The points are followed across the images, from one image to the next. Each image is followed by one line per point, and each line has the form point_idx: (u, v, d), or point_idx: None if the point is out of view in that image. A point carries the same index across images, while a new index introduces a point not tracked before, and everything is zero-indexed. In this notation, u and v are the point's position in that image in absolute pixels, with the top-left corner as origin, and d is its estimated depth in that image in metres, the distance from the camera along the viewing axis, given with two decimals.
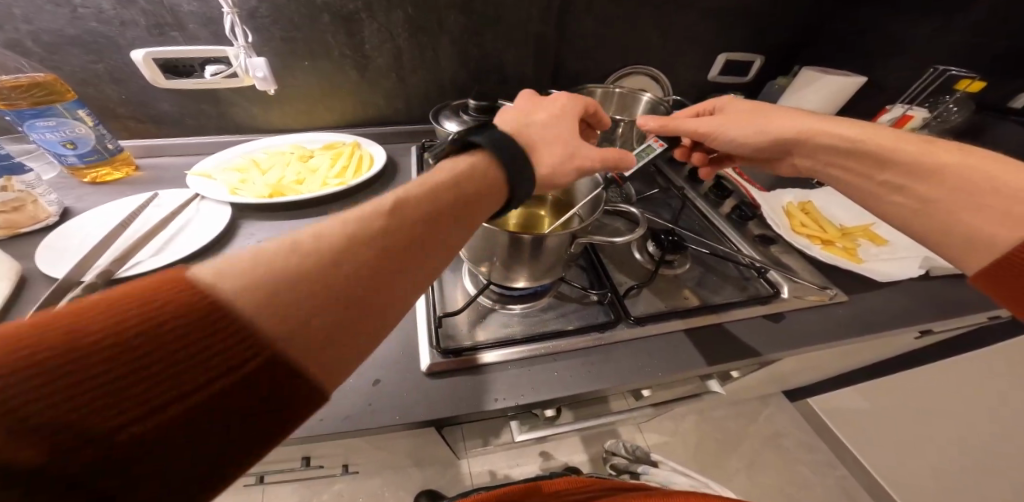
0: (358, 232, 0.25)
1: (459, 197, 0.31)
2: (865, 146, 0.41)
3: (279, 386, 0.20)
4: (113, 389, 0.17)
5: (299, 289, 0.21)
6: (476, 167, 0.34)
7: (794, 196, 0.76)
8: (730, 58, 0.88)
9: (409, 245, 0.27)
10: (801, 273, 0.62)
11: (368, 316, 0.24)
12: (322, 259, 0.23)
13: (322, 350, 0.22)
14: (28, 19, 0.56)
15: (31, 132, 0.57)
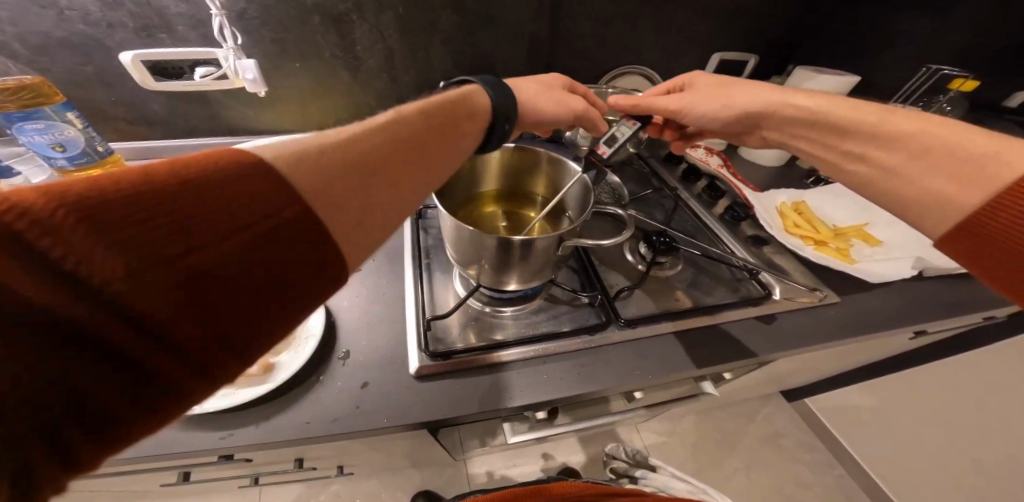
0: (378, 131, 0.27)
1: (456, 120, 0.34)
2: (826, 118, 0.41)
3: (318, 250, 0.21)
4: (166, 238, 0.16)
5: (333, 165, 0.23)
6: (466, 99, 0.37)
7: (787, 196, 0.76)
8: (724, 57, 0.86)
9: (424, 155, 0.29)
10: (794, 274, 0.61)
11: (391, 208, 0.26)
12: (351, 146, 0.24)
13: (357, 221, 0.23)
14: (14, 22, 0.56)
15: (20, 135, 0.57)
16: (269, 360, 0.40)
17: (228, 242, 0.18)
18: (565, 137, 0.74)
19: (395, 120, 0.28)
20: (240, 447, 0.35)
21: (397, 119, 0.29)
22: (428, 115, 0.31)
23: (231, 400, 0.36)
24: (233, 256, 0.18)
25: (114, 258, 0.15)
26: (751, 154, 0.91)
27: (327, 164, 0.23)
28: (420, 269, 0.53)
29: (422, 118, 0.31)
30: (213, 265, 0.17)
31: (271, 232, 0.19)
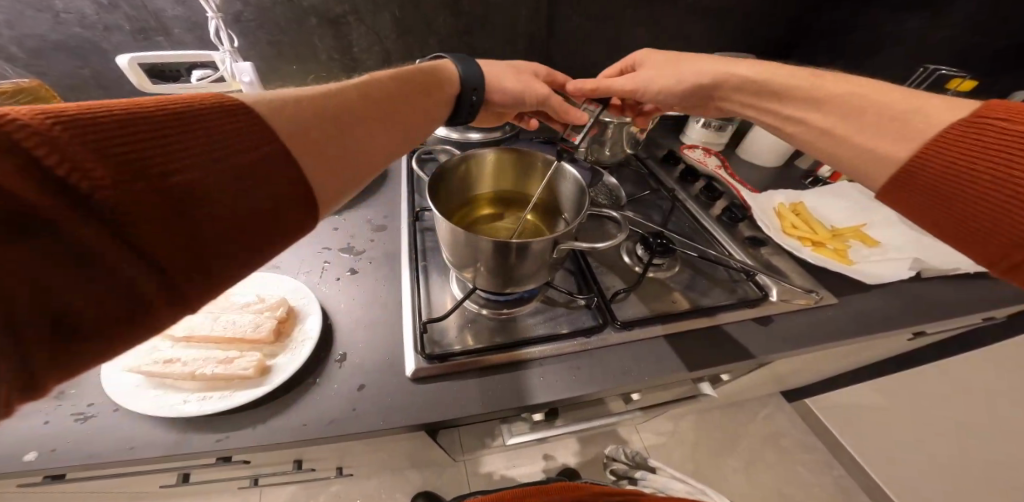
0: (343, 93, 0.30)
1: (419, 90, 0.38)
2: (771, 81, 0.41)
3: (290, 184, 0.24)
4: (153, 159, 0.19)
5: (303, 117, 0.26)
6: (429, 75, 0.41)
7: (784, 197, 0.76)
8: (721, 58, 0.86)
9: (391, 122, 0.33)
10: (791, 275, 0.61)
11: (359, 167, 0.29)
12: (317, 103, 0.27)
13: (326, 164, 0.26)
14: (10, 25, 0.56)
15: None
16: (266, 363, 0.39)
17: (211, 175, 0.20)
18: (563, 138, 0.74)
19: (361, 90, 0.32)
20: (237, 449, 0.35)
21: (363, 89, 0.32)
22: (395, 88, 0.35)
23: (228, 403, 0.36)
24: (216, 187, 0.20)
25: (108, 166, 0.17)
26: (748, 155, 0.91)
27: (300, 120, 0.26)
28: (416, 271, 0.53)
29: (387, 91, 0.34)
30: (199, 193, 0.20)
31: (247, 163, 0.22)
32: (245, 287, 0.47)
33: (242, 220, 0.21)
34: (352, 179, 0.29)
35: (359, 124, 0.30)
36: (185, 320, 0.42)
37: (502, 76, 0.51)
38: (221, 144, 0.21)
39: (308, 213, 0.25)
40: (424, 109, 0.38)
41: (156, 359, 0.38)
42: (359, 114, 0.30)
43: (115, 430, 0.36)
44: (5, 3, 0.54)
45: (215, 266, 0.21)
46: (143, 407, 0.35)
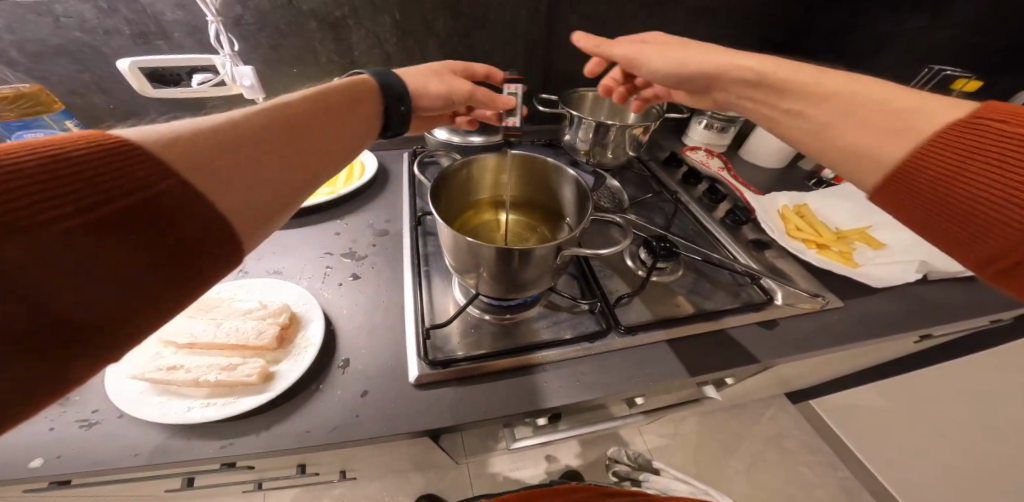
0: (263, 122, 0.29)
1: (354, 112, 0.37)
2: (770, 76, 0.39)
3: (200, 221, 0.23)
4: (36, 206, 0.18)
5: (212, 153, 0.25)
6: (363, 91, 0.39)
7: (788, 199, 0.75)
8: None
9: (327, 138, 0.33)
10: (796, 277, 0.61)
11: (281, 196, 0.29)
12: (232, 136, 0.27)
13: (243, 199, 0.26)
14: (11, 30, 0.56)
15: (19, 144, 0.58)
16: (269, 369, 0.39)
17: (136, 211, 0.21)
18: (565, 141, 0.74)
19: (291, 108, 0.32)
20: (240, 457, 0.35)
21: (293, 107, 0.32)
22: (331, 102, 0.35)
23: (233, 410, 0.36)
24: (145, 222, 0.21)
25: None
26: (752, 156, 0.90)
27: (224, 146, 0.26)
28: (418, 277, 0.53)
29: (320, 106, 0.34)
30: (126, 230, 0.20)
31: (145, 204, 0.21)
32: (247, 292, 0.47)
33: (177, 249, 0.22)
34: (291, 196, 0.30)
35: (290, 142, 0.30)
36: (188, 326, 0.42)
37: (420, 74, 0.47)
38: (142, 179, 0.21)
39: (248, 234, 0.26)
40: (365, 120, 0.38)
41: (160, 367, 0.38)
42: (289, 133, 0.30)
43: (120, 437, 0.35)
44: (6, 7, 0.54)
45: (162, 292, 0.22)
46: (148, 413, 0.35)
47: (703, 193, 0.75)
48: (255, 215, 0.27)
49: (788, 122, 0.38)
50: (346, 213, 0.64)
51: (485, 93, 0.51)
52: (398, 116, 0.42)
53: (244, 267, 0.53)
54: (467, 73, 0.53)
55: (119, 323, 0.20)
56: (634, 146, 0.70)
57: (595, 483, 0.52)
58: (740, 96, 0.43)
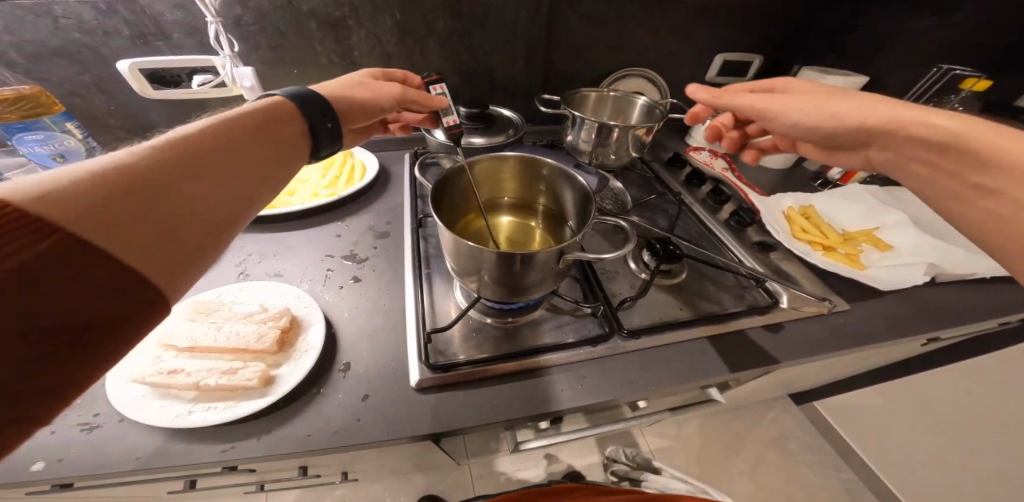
0: (175, 156, 0.26)
1: (280, 133, 0.34)
2: (946, 138, 0.33)
3: (121, 277, 0.21)
4: None
5: (119, 202, 0.22)
6: (282, 107, 0.35)
7: (794, 200, 0.74)
8: (728, 57, 0.87)
9: (282, 139, 0.34)
10: (802, 280, 0.60)
11: (213, 235, 0.26)
12: (141, 177, 0.23)
13: (169, 246, 0.24)
14: (10, 31, 0.55)
15: (20, 146, 0.57)
16: (270, 373, 0.38)
17: (108, 221, 0.21)
18: (568, 141, 0.73)
19: (239, 113, 0.32)
20: (241, 462, 0.34)
21: (240, 112, 0.32)
22: (277, 106, 0.35)
23: (233, 414, 0.35)
24: (120, 230, 0.22)
25: None
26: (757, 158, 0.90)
27: (159, 176, 0.24)
28: (420, 280, 0.53)
29: (255, 123, 0.32)
30: (103, 238, 0.21)
31: (45, 268, 0.19)
32: (249, 295, 0.46)
33: (157, 253, 0.23)
34: (259, 194, 0.30)
35: (249, 146, 0.30)
36: (188, 330, 0.41)
37: (344, 86, 0.43)
38: (103, 192, 0.22)
39: (223, 234, 0.27)
40: (293, 141, 0.35)
41: (161, 370, 0.37)
42: (246, 137, 0.31)
43: (120, 440, 0.35)
44: (5, 8, 0.53)
45: (154, 292, 0.23)
46: (148, 417, 0.34)
47: (707, 194, 0.74)
48: (226, 215, 0.27)
49: (981, 202, 0.31)
50: (347, 215, 0.63)
51: (416, 93, 0.48)
52: (324, 134, 0.37)
53: (244, 269, 0.52)
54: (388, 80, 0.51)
55: (119, 325, 0.21)
56: (638, 146, 0.70)
57: (597, 485, 0.51)
58: (910, 159, 0.36)
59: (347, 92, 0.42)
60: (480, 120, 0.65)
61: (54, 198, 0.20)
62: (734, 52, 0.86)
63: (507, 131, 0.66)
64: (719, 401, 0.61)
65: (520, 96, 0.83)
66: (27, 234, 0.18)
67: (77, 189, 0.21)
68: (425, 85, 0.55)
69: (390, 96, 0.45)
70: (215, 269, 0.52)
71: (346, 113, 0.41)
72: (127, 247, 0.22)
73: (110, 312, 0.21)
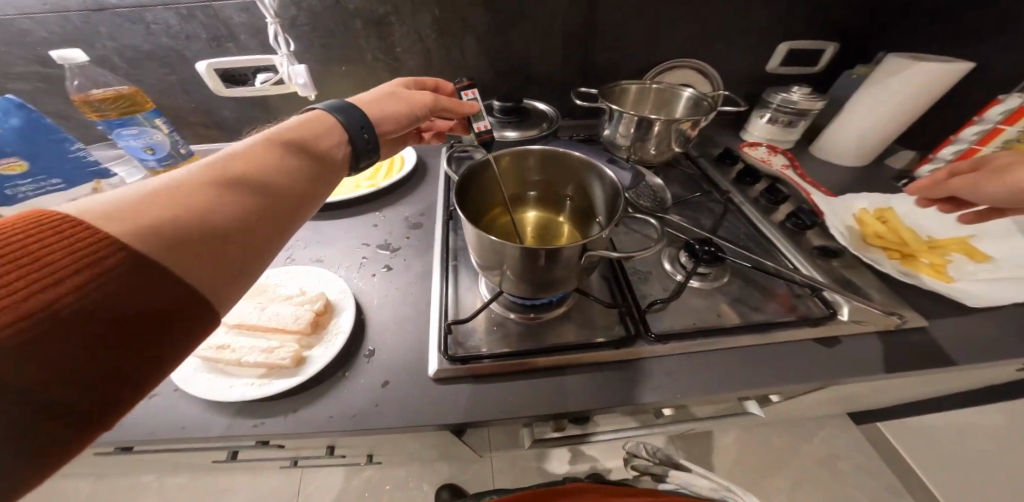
0: (226, 173, 0.26)
1: (324, 143, 0.32)
2: None
3: (169, 295, 0.21)
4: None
5: (172, 220, 0.22)
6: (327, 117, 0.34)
7: (868, 202, 0.65)
8: (793, 46, 0.79)
9: (330, 150, 0.33)
10: (867, 289, 0.52)
11: (255, 254, 0.26)
12: (192, 196, 0.23)
13: (214, 263, 0.23)
14: (113, 37, 0.64)
15: (119, 140, 0.65)
16: (301, 354, 0.41)
17: (164, 233, 0.21)
18: (605, 136, 0.70)
19: (288, 126, 0.31)
20: (271, 436, 0.36)
21: (289, 125, 0.32)
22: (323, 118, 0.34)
23: (267, 391, 0.38)
24: (172, 241, 0.21)
25: None
26: (831, 155, 0.81)
27: (208, 193, 0.24)
28: (446, 273, 0.53)
29: (301, 136, 0.31)
30: (158, 249, 0.21)
31: (100, 287, 0.19)
32: (291, 279, 0.49)
33: (208, 264, 0.23)
34: (306, 205, 0.30)
35: (298, 157, 0.30)
36: (238, 309, 0.45)
37: (377, 98, 0.39)
38: (156, 211, 0.22)
39: (268, 245, 0.27)
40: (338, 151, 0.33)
41: (211, 345, 0.41)
42: (293, 149, 0.30)
43: (172, 410, 0.38)
44: (109, 18, 0.62)
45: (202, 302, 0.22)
46: (198, 387, 0.38)
47: (760, 193, 0.68)
48: (272, 225, 0.27)
49: None
50: (383, 206, 0.66)
51: (449, 100, 0.44)
52: (363, 145, 0.35)
53: (291, 254, 0.56)
54: (421, 88, 0.48)
55: (170, 333, 0.21)
56: (682, 140, 0.65)
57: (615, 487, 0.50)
58: None
59: (382, 104, 0.38)
60: (515, 114, 0.64)
61: (116, 213, 0.21)
62: (797, 37, 0.78)
63: (541, 124, 0.65)
64: (759, 417, 0.55)
65: (557, 90, 0.81)
66: (94, 244, 0.19)
67: (136, 204, 0.22)
68: (457, 90, 0.51)
69: (422, 106, 0.41)
70: None
71: (380, 125, 0.37)
72: (178, 257, 0.21)
73: (161, 320, 0.20)
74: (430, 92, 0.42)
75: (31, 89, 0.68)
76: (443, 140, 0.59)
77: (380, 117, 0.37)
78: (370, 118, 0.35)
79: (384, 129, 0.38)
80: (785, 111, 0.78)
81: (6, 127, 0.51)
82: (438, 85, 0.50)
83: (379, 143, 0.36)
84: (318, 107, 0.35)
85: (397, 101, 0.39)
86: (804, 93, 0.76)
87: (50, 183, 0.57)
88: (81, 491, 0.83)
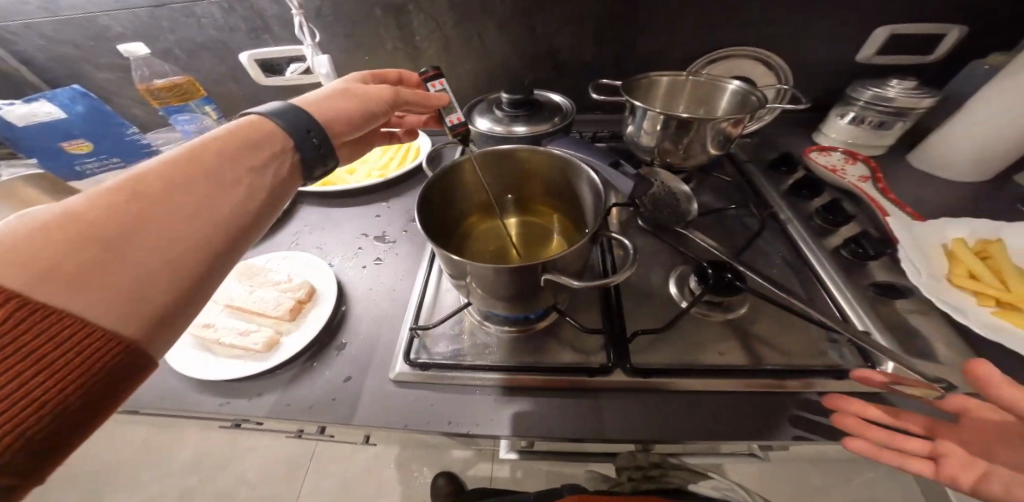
0: (150, 193, 0.23)
1: (262, 150, 0.30)
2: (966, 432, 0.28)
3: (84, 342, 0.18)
4: None
5: (79, 258, 0.19)
6: (259, 123, 0.31)
7: (969, 231, 0.50)
8: (895, 30, 0.64)
9: (273, 160, 0.30)
10: (932, 342, 0.41)
11: (197, 282, 0.23)
12: (107, 224, 0.21)
13: (142, 297, 0.21)
14: (171, 30, 0.71)
15: (177, 125, 0.73)
16: (275, 339, 0.42)
17: (75, 271, 0.19)
18: (628, 134, 0.63)
19: (221, 133, 0.29)
20: (236, 416, 0.38)
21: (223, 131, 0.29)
22: (257, 125, 0.31)
23: (241, 372, 0.39)
24: (86, 281, 0.19)
25: None
26: (936, 167, 0.65)
27: (129, 219, 0.21)
28: (431, 272, 0.51)
29: (238, 145, 0.29)
30: (59, 294, 0.18)
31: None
32: (282, 265, 0.51)
33: (133, 300, 0.20)
34: (253, 220, 0.28)
35: (240, 168, 0.28)
36: (231, 290, 0.47)
37: (329, 95, 0.38)
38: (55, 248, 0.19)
39: (211, 267, 0.24)
40: (279, 160, 0.31)
41: (199, 322, 0.43)
42: (233, 158, 0.28)
43: (155, 377, 0.41)
44: (168, 12, 0.68)
45: (141, 337, 0.20)
46: (181, 361, 0.40)
47: (816, 210, 0.56)
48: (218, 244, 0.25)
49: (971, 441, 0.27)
50: (392, 196, 0.66)
51: (412, 92, 0.42)
52: (310, 151, 0.33)
53: (296, 239, 0.58)
54: (381, 82, 0.47)
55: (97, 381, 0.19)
56: (718, 141, 0.56)
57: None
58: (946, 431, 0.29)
59: (332, 101, 0.37)
60: (524, 107, 0.60)
61: (9, 254, 0.18)
62: (892, 17, 0.62)
63: (553, 118, 0.60)
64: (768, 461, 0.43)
65: (586, 81, 0.74)
66: None
67: (34, 237, 0.19)
68: (424, 81, 0.47)
69: (380, 100, 0.40)
70: (278, 236, 0.59)
71: (330, 126, 0.36)
72: (95, 296, 0.19)
73: (77, 369, 0.18)
74: (393, 86, 0.41)
75: (114, 77, 0.78)
76: (416, 137, 0.56)
77: (336, 115, 0.36)
78: (314, 119, 0.34)
79: (336, 130, 0.37)
80: (875, 109, 0.63)
81: (73, 114, 0.61)
82: (400, 75, 0.49)
83: (332, 147, 0.34)
84: (252, 110, 0.33)
85: (355, 100, 0.38)
86: (905, 88, 0.60)
87: (111, 161, 0.69)
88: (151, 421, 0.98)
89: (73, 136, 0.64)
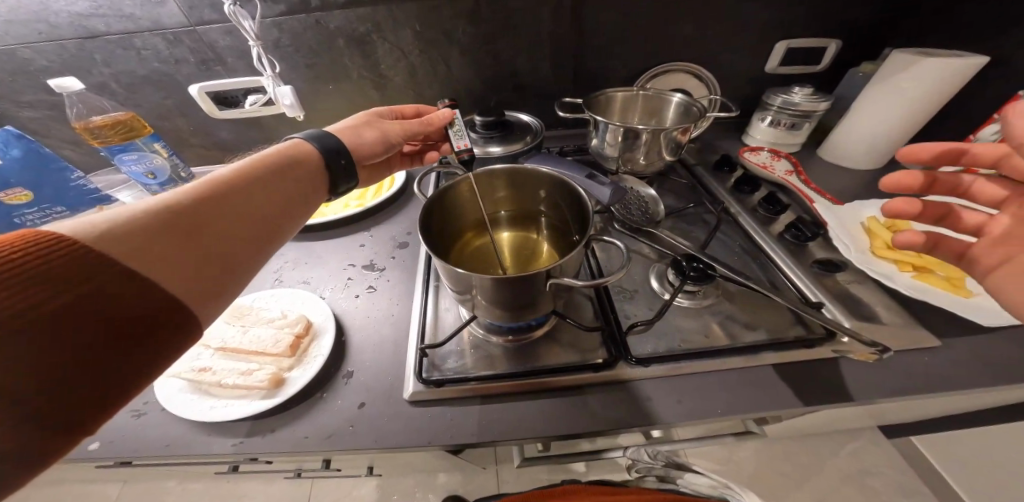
0: (206, 201, 0.31)
1: (292, 170, 0.38)
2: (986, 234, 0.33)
3: (156, 303, 0.25)
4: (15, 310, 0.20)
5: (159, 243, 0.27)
6: (296, 147, 0.40)
7: (878, 210, 0.60)
8: (792, 45, 0.75)
9: (297, 180, 0.38)
10: (868, 304, 0.49)
11: (230, 273, 0.30)
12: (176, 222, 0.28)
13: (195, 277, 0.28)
14: (107, 63, 0.66)
15: (122, 166, 0.66)
16: (280, 375, 0.40)
17: (152, 252, 0.26)
18: (593, 147, 0.68)
19: (259, 159, 0.37)
20: (250, 456, 0.36)
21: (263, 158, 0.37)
22: (293, 149, 0.40)
23: (244, 412, 0.37)
24: (162, 260, 0.26)
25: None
26: (842, 159, 0.77)
27: (188, 219, 0.29)
28: (428, 292, 0.51)
29: (270, 166, 0.37)
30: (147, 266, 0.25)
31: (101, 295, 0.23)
32: (276, 301, 0.49)
33: (189, 280, 0.27)
34: (275, 230, 0.35)
35: (265, 185, 0.35)
36: (221, 332, 0.45)
37: (355, 125, 0.47)
38: (141, 236, 0.26)
39: (241, 264, 0.31)
40: (307, 179, 0.39)
41: (193, 367, 0.41)
42: (266, 177, 0.36)
43: (148, 429, 0.38)
44: (101, 45, 0.63)
45: (189, 306, 0.26)
46: (181, 409, 0.38)
47: (759, 202, 0.64)
48: (244, 245, 0.32)
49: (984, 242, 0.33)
50: (374, 222, 0.66)
51: (418, 124, 0.49)
52: (340, 169, 0.42)
53: (280, 275, 0.56)
54: (398, 116, 0.55)
55: (161, 341, 0.25)
56: (672, 149, 0.63)
57: (595, 487, 0.43)
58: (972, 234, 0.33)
59: (357, 131, 0.46)
60: (497, 128, 0.63)
61: (116, 236, 0.25)
62: (793, 36, 0.74)
63: (525, 137, 0.63)
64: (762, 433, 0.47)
65: (548, 100, 0.80)
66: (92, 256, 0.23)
67: (130, 227, 0.26)
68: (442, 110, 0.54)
69: (398, 131, 0.48)
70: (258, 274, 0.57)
71: (358, 154, 0.45)
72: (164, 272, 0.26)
73: (150, 326, 0.24)
74: (400, 121, 0.49)
75: (41, 117, 0.71)
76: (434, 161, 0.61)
77: (361, 147, 0.45)
78: (344, 142, 0.43)
79: (360, 155, 0.45)
80: (787, 113, 0.74)
81: (8, 159, 0.57)
82: (417, 107, 0.56)
83: (354, 165, 0.43)
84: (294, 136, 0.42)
85: (374, 129, 0.47)
86: (806, 94, 0.71)
87: (55, 211, 0.63)
88: (116, 486, 0.88)
89: (8, 184, 0.57)
